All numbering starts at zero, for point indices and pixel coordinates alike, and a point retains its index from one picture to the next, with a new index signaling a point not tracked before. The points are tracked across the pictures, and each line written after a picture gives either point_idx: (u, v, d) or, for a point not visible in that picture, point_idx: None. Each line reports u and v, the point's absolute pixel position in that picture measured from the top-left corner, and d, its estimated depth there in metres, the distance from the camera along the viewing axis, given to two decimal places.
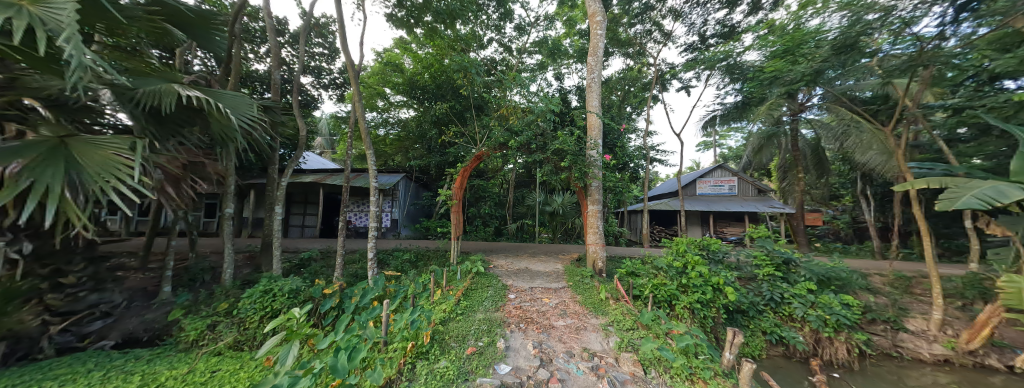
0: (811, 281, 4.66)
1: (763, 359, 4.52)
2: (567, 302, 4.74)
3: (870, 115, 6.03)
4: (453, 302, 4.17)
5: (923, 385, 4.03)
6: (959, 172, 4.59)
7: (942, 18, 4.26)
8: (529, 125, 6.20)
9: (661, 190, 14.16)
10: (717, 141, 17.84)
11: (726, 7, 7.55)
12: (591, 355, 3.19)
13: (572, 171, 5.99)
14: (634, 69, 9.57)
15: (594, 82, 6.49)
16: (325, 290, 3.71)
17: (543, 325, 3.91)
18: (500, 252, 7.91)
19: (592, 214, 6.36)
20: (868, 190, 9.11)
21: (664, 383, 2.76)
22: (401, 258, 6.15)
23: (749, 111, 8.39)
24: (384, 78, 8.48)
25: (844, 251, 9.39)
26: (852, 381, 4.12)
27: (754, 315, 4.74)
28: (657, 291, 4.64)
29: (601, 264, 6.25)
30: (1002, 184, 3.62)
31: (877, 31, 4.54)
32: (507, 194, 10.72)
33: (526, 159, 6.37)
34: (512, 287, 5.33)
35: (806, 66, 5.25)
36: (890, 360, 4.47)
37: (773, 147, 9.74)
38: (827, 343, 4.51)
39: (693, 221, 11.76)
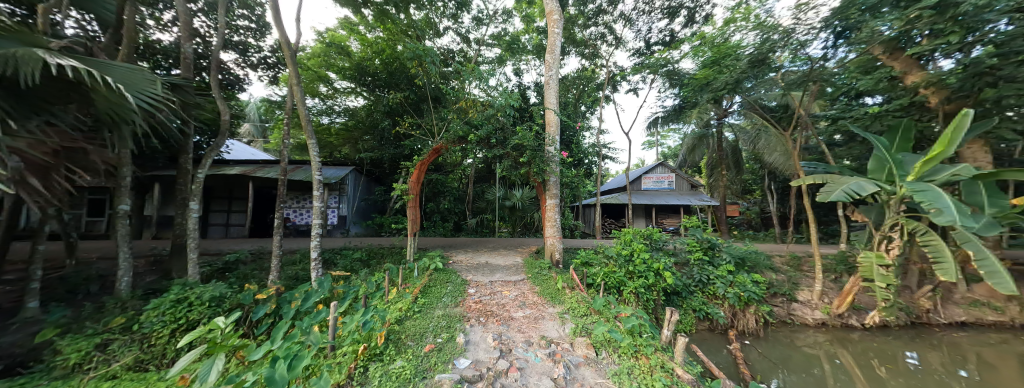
0: (730, 263, 5.45)
1: (693, 333, 5.16)
2: (526, 294, 4.88)
3: (775, 122, 7.15)
4: (410, 300, 4.02)
5: (807, 344, 4.98)
6: (834, 170, 5.72)
7: (827, 42, 5.20)
8: (487, 119, 6.16)
9: (611, 186, 15.39)
10: (659, 141, 19.69)
11: (668, 17, 8.26)
12: (548, 342, 3.34)
13: (532, 166, 6.17)
14: (588, 70, 10.05)
15: (552, 79, 6.67)
16: (258, 295, 3.30)
17: (502, 317, 3.96)
18: (460, 247, 7.83)
19: (550, 208, 6.59)
20: (774, 185, 10.87)
21: (613, 361, 3.02)
22: (351, 258, 5.73)
23: (685, 114, 9.36)
24: (328, 61, 7.67)
25: (756, 237, 11.12)
26: (759, 346, 4.90)
27: (686, 296, 5.36)
28: (607, 278, 5.04)
29: (558, 255, 6.54)
30: (862, 180, 4.59)
31: (781, 49, 5.36)
32: (466, 189, 10.59)
33: (485, 154, 6.37)
34: (471, 281, 5.32)
35: (728, 77, 5.96)
36: (785, 325, 5.43)
37: (704, 147, 11.08)
38: (740, 315, 5.32)
39: (639, 214, 13.15)
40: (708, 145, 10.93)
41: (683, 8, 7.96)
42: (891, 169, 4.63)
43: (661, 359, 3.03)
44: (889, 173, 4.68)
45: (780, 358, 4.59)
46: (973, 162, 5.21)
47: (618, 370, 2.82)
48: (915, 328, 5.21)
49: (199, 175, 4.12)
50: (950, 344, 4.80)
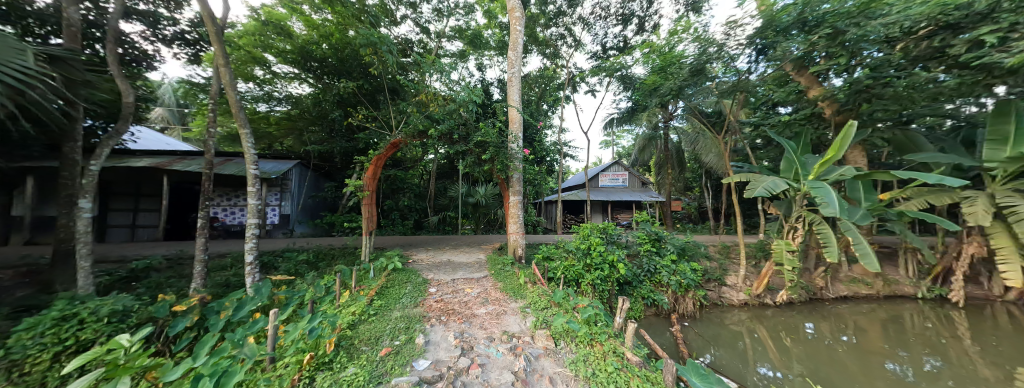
0: (672, 253, 6.03)
1: (641, 318, 5.64)
2: (489, 290, 4.90)
3: (711, 126, 8.01)
4: (365, 303, 3.80)
5: (733, 322, 5.72)
6: (755, 170, 6.60)
7: (751, 57, 5.95)
8: (449, 114, 6.01)
9: (571, 184, 16.07)
10: (615, 141, 20.96)
11: (621, 24, 8.77)
12: (509, 336, 3.39)
13: (495, 163, 6.18)
14: (550, 69, 10.28)
15: (514, 77, 6.70)
16: (176, 306, 2.85)
17: (464, 315, 3.93)
18: (421, 245, 7.60)
19: (513, 205, 6.67)
20: (710, 183, 12.22)
21: (571, 350, 3.18)
22: (296, 260, 5.24)
23: (637, 117, 10.05)
24: (265, 41, 6.48)
25: (695, 230, 12.43)
26: (695, 327, 5.51)
27: (636, 285, 5.80)
28: (567, 272, 5.28)
29: (521, 251, 6.66)
30: (776, 179, 5.36)
31: (716, 61, 6.02)
32: (428, 186, 10.27)
33: (447, 149, 6.24)
34: (432, 280, 5.19)
35: (672, 84, 6.55)
36: (716, 307, 6.18)
37: (653, 147, 12.05)
38: (681, 299, 5.93)
39: (597, 209, 13.91)
40: (657, 146, 11.88)
41: (635, 16, 8.50)
42: (796, 170, 5.49)
43: (613, 345, 3.27)
44: (796, 173, 5.52)
45: (712, 336, 5.22)
46: (853, 165, 6.39)
47: (575, 358, 2.97)
48: (813, 302, 6.26)
49: (92, 167, 3.45)
50: (836, 314, 5.87)
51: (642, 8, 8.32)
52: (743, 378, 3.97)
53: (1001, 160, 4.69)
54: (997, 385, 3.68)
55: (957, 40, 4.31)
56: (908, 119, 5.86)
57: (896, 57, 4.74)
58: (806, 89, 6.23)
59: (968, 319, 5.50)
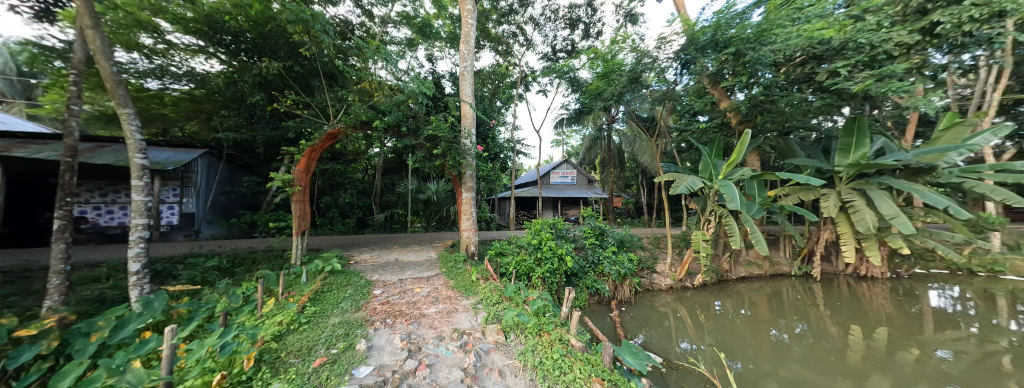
0: (613, 246, 6.57)
1: (586, 307, 6.05)
2: (439, 289, 4.79)
3: (647, 130, 8.90)
4: (296, 310, 3.40)
5: (660, 304, 6.48)
6: (680, 171, 7.52)
7: (678, 70, 6.75)
8: (394, 103, 5.63)
9: (525, 181, 16.47)
10: (564, 140, 22.01)
11: (569, 28, 9.18)
12: (460, 334, 3.36)
13: (447, 159, 6.02)
14: (502, 66, 10.31)
15: (467, 71, 6.58)
16: (18, 331, 2.20)
17: (412, 316, 3.78)
18: (365, 245, 7.10)
19: (466, 202, 6.59)
20: (646, 181, 13.60)
21: (520, 342, 3.28)
22: (203, 266, 4.46)
23: (583, 118, 10.68)
24: (158, 6, 4.86)
25: (634, 223, 13.75)
26: (631, 311, 6.11)
27: (582, 276, 6.19)
28: (519, 266, 5.43)
29: (474, 248, 6.63)
30: (694, 178, 6.18)
31: (649, 71, 6.76)
32: (373, 181, 9.58)
33: (395, 142, 5.92)
34: (377, 281, 4.89)
35: (613, 90, 7.20)
36: (648, 292, 6.93)
37: (598, 147, 12.97)
38: (620, 287, 6.52)
39: (548, 205, 14.54)
40: (601, 146, 12.80)
41: (582, 22, 8.99)
42: (709, 170, 6.39)
43: (559, 333, 3.47)
44: (710, 173, 6.42)
45: (644, 318, 5.85)
46: (750, 167, 7.69)
47: (524, 350, 3.07)
48: (722, 283, 7.40)
49: None
50: (737, 292, 7.03)
51: (587, 15, 8.84)
52: (668, 353, 4.54)
53: (846, 166, 6.07)
54: (839, 339, 4.81)
55: (821, 69, 5.46)
56: (789, 130, 7.24)
57: (781, 80, 5.81)
58: (719, 101, 7.30)
59: (824, 290, 7.04)
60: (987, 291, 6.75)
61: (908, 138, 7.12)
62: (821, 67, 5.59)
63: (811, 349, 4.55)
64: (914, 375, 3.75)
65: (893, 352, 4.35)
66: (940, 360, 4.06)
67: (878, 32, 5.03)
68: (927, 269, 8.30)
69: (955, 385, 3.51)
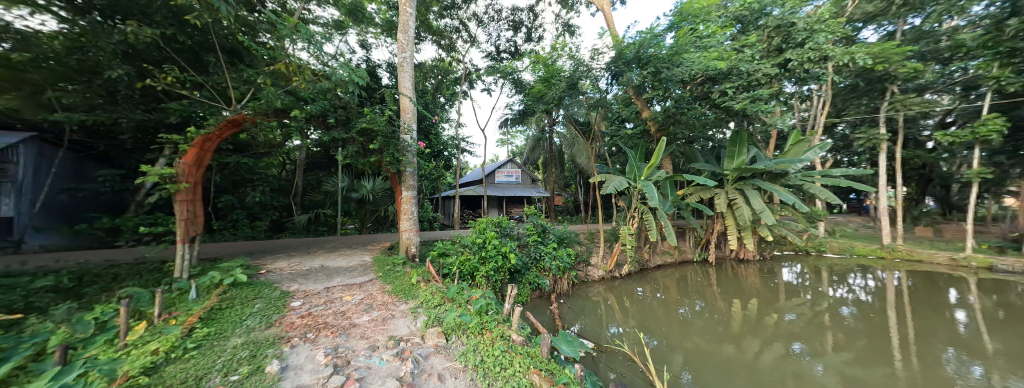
0: (553, 242, 6.93)
1: (528, 302, 6.25)
2: (374, 295, 4.43)
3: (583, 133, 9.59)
4: (180, 334, 2.75)
5: (594, 294, 7.07)
6: (611, 172, 8.27)
7: (609, 81, 7.46)
8: (316, 88, 4.90)
9: (470, 179, 16.35)
10: (509, 140, 22.44)
11: (512, 30, 9.37)
12: (397, 341, 3.16)
13: (384, 155, 5.61)
14: (445, 61, 10.00)
15: (406, 62, 6.17)
16: None
17: (340, 327, 3.42)
18: (283, 251, 6.19)
19: (406, 201, 6.17)
20: (583, 181, 14.69)
21: (462, 343, 3.22)
22: (27, 287, 3.31)
23: (526, 119, 11.05)
24: None
25: (572, 220, 14.74)
26: (568, 302, 6.54)
27: (525, 272, 6.36)
28: (462, 266, 5.35)
29: (414, 249, 6.29)
30: (620, 179, 6.90)
31: (584, 78, 7.36)
32: (294, 178, 8.38)
33: (320, 135, 5.30)
34: (297, 292, 4.31)
35: (553, 94, 7.63)
36: (584, 284, 7.48)
37: (540, 148, 13.53)
38: (559, 280, 6.91)
39: (493, 204, 14.67)
40: (543, 147, 13.40)
41: (524, 25, 9.24)
42: (634, 172, 7.18)
43: (501, 330, 3.52)
44: (634, 175, 7.22)
45: (580, 307, 6.32)
46: (666, 170, 8.87)
47: (465, 350, 3.02)
48: (643, 272, 8.41)
49: None
50: (655, 279, 8.07)
51: (529, 20, 9.13)
52: (599, 338, 4.98)
53: (732, 170, 7.43)
54: (726, 311, 5.90)
55: (715, 89, 6.60)
56: (693, 139, 8.55)
57: (687, 97, 6.97)
58: (641, 111, 8.26)
59: (718, 272, 8.54)
60: (819, 266, 9.01)
61: (772, 149, 9.08)
62: (715, 87, 6.76)
63: (707, 321, 5.48)
64: (774, 335, 4.81)
65: (761, 318, 5.52)
66: (788, 322, 5.30)
67: (752, 63, 6.30)
68: (783, 251, 10.74)
69: (797, 340, 4.61)
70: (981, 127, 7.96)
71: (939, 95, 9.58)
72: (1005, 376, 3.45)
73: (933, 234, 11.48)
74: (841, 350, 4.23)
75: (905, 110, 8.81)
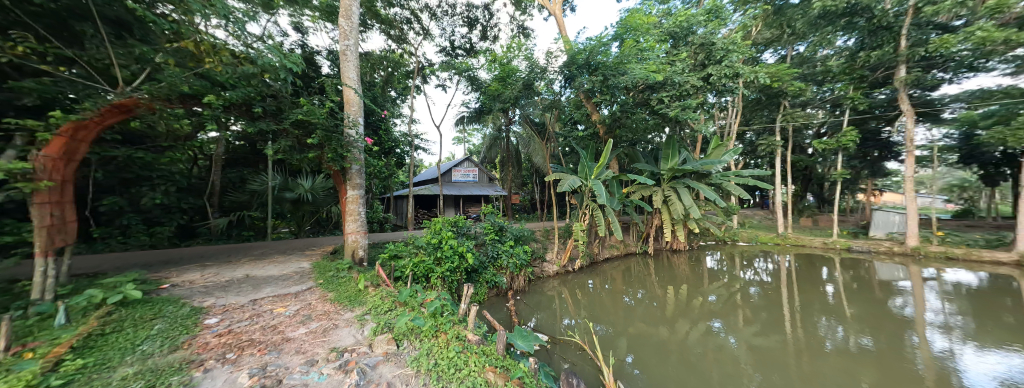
0: (509, 240, 6.98)
1: (485, 301, 6.22)
2: (313, 304, 4.00)
3: (538, 134, 9.85)
4: (42, 369, 2.08)
5: (549, 289, 7.31)
6: (565, 171, 8.60)
7: (561, 84, 7.76)
8: (235, 73, 4.10)
9: (425, 178, 15.80)
10: (465, 138, 22.16)
11: (467, 26, 9.22)
12: (339, 353, 2.85)
13: (324, 150, 5.08)
14: (396, 53, 9.46)
15: (349, 50, 5.64)
16: None
17: (270, 342, 3.00)
18: (196, 261, 5.26)
19: (351, 201, 5.67)
20: (539, 179, 15.12)
21: (414, 348, 3.03)
22: None
23: (483, 117, 10.98)
24: None
25: (529, 218, 15.10)
26: (524, 298, 6.67)
27: (482, 272, 6.30)
28: (416, 268, 5.09)
29: (362, 253, 5.84)
30: (572, 178, 7.23)
31: (538, 80, 7.57)
32: (211, 176, 7.17)
33: (243, 125, 4.61)
34: (213, 307, 3.69)
35: (510, 94, 7.69)
36: (539, 279, 7.69)
37: (498, 147, 13.59)
38: (516, 278, 6.99)
39: (449, 203, 14.36)
40: (500, 146, 13.47)
41: (479, 23, 9.16)
42: (585, 171, 7.58)
43: (456, 331, 3.43)
44: (585, 174, 7.61)
45: (536, 303, 6.49)
46: (614, 170, 9.52)
47: (417, 355, 2.85)
48: (594, 265, 8.95)
49: None
50: (604, 271, 8.64)
51: (484, 18, 9.06)
52: (553, 331, 5.16)
53: (668, 170, 8.26)
54: (663, 297, 6.57)
55: (654, 97, 7.28)
56: (635, 141, 9.32)
57: (630, 103, 7.60)
58: (591, 114, 8.76)
59: (657, 263, 9.45)
60: (735, 253, 10.51)
61: (698, 152, 10.32)
62: (654, 95, 7.45)
63: (647, 307, 6.04)
64: (699, 315, 5.48)
65: (690, 301, 6.25)
66: (710, 303, 6.09)
67: (682, 75, 7.10)
68: (709, 241, 12.29)
69: (717, 318, 5.31)
70: (842, 137, 9.95)
71: (816, 110, 11.78)
72: (858, 334, 4.39)
73: (813, 223, 14.19)
74: (749, 324, 4.98)
75: (792, 122, 10.71)
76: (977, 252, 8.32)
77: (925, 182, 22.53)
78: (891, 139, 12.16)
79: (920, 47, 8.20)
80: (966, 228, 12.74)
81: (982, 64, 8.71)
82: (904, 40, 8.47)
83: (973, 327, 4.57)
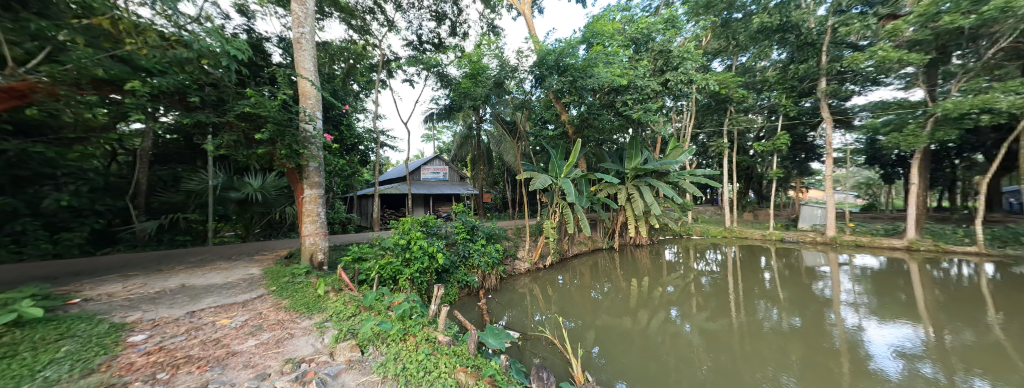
0: (481, 239, 6.92)
1: (456, 301, 6.12)
2: (264, 314, 3.65)
3: (509, 132, 9.87)
4: None
5: (521, 286, 7.38)
6: (535, 170, 8.71)
7: (532, 83, 7.83)
8: (164, 58, 3.31)
9: (391, 176, 15.20)
10: (435, 135, 21.66)
11: (435, 21, 8.98)
12: (297, 362, 2.55)
13: (276, 146, 4.66)
14: (358, 44, 8.97)
15: (304, 38, 5.23)
16: None
17: (211, 355, 2.61)
18: (117, 271, 4.57)
19: (309, 201, 5.27)
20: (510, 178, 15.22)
21: (381, 353, 2.88)
22: None
23: (453, 115, 10.77)
24: None
25: (500, 217, 15.15)
26: (496, 297, 6.67)
27: (453, 271, 6.18)
28: (383, 271, 4.86)
29: (321, 256, 5.46)
30: (542, 176, 7.34)
31: (508, 79, 7.58)
32: (136, 175, 6.31)
33: (176, 116, 4.07)
34: (140, 322, 3.16)
35: (481, 91, 7.62)
36: (511, 277, 7.72)
37: (468, 145, 13.44)
38: (487, 276, 6.96)
39: (418, 203, 13.96)
40: (471, 144, 13.34)
41: (448, 18, 8.95)
42: (555, 170, 7.73)
43: (426, 333, 3.33)
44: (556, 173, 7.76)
45: (507, 300, 6.52)
46: (582, 169, 9.84)
47: (384, 360, 2.70)
48: (563, 261, 9.19)
49: None
50: (573, 267, 8.91)
51: (453, 13, 8.88)
52: (524, 327, 5.21)
53: (631, 169, 8.71)
54: (627, 289, 6.94)
55: (619, 99, 7.63)
56: (601, 141, 9.71)
57: (597, 104, 7.92)
58: (560, 114, 8.97)
59: (622, 257, 9.95)
60: (689, 246, 11.39)
61: (658, 152, 11.02)
62: (619, 97, 7.81)
63: (612, 299, 6.34)
64: (659, 305, 5.87)
65: (651, 292, 6.67)
66: (668, 292, 6.55)
67: (644, 80, 7.53)
68: (668, 236, 13.19)
69: (674, 306, 5.73)
70: (776, 140, 11.16)
71: (757, 116, 13.10)
72: (789, 314, 4.98)
73: (754, 217, 15.83)
74: (701, 310, 5.43)
75: (736, 126, 11.87)
76: (878, 240, 9.82)
77: (842, 180, 26.06)
78: (815, 142, 13.99)
79: (837, 62, 9.45)
80: (870, 220, 14.99)
81: (883, 80, 10.28)
82: (825, 56, 9.72)
83: (875, 303, 5.40)
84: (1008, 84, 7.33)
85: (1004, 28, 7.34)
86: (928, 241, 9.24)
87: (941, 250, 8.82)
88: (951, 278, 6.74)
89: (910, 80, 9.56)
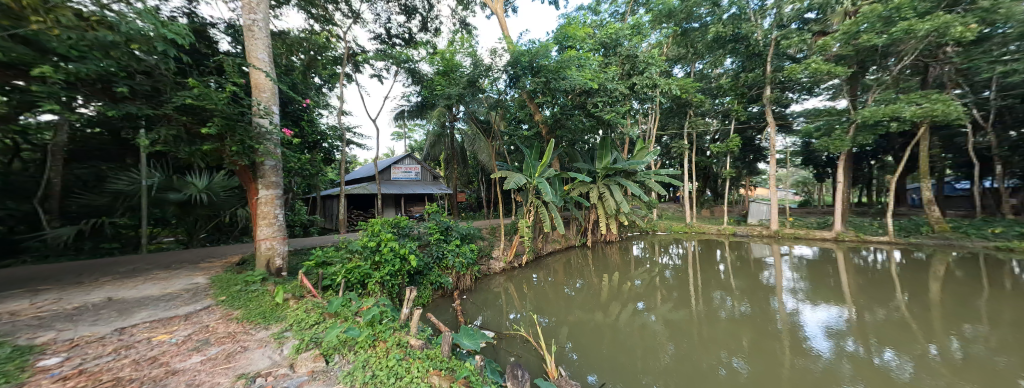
0: (455, 239, 6.80)
1: (429, 303, 5.95)
2: (212, 327, 3.32)
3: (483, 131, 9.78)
4: None
5: (496, 286, 7.36)
6: (510, 169, 8.72)
7: (506, 82, 7.78)
8: (83, 41, 2.82)
9: (359, 176, 14.51)
10: (405, 133, 21.02)
11: (404, 15, 8.70)
12: (252, 378, 2.33)
13: (225, 143, 4.23)
14: (319, 34, 8.40)
15: (255, 25, 4.80)
16: None
17: (148, 375, 2.31)
18: (23, 286, 3.92)
19: (264, 202, 4.87)
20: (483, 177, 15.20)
21: (347, 361, 2.73)
22: None
23: (425, 112, 10.55)
24: None
25: (473, 217, 15.03)
26: (470, 297, 6.60)
27: (427, 273, 6.01)
28: (351, 275, 4.61)
29: (279, 262, 5.07)
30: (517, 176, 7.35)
31: (482, 78, 7.49)
32: (48, 173, 5.42)
33: (98, 108, 3.54)
34: (54, 343, 2.72)
35: (454, 91, 7.36)
36: (486, 277, 7.67)
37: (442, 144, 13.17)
38: (462, 277, 6.86)
39: (388, 203, 13.48)
40: (444, 143, 13.08)
41: (418, 13, 8.68)
42: (529, 169, 7.82)
43: (397, 338, 3.21)
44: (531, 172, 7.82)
45: (482, 300, 6.47)
46: (555, 168, 10.03)
47: (351, 369, 2.56)
48: (538, 260, 9.30)
49: None
50: (547, 265, 9.06)
51: (424, 8, 8.61)
52: (499, 326, 5.22)
53: (602, 168, 9.01)
54: (598, 285, 7.19)
55: (590, 101, 7.86)
56: (573, 141, 9.94)
57: (568, 106, 8.18)
58: (534, 114, 9.08)
59: (594, 254, 10.28)
60: (654, 241, 12.03)
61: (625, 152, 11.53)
62: (590, 99, 8.06)
63: (584, 295, 6.51)
64: (626, 298, 6.15)
65: (619, 286, 6.95)
66: (635, 286, 6.87)
67: (612, 83, 7.85)
68: (636, 233, 13.83)
69: (640, 299, 6.02)
70: (729, 142, 12.09)
71: (712, 120, 14.16)
72: (740, 303, 5.44)
73: (711, 214, 17.07)
74: (664, 302, 5.75)
75: (695, 129, 12.73)
76: (813, 232, 11.02)
77: (785, 178, 28.88)
78: (761, 144, 15.38)
79: (779, 72, 10.47)
80: (806, 214, 16.85)
81: (816, 90, 11.57)
82: (770, 66, 10.72)
83: (809, 289, 6.07)
84: (910, 96, 8.56)
85: (908, 48, 8.57)
86: (851, 233, 10.55)
87: (862, 240, 10.09)
88: (870, 264, 7.75)
89: (836, 91, 10.86)
